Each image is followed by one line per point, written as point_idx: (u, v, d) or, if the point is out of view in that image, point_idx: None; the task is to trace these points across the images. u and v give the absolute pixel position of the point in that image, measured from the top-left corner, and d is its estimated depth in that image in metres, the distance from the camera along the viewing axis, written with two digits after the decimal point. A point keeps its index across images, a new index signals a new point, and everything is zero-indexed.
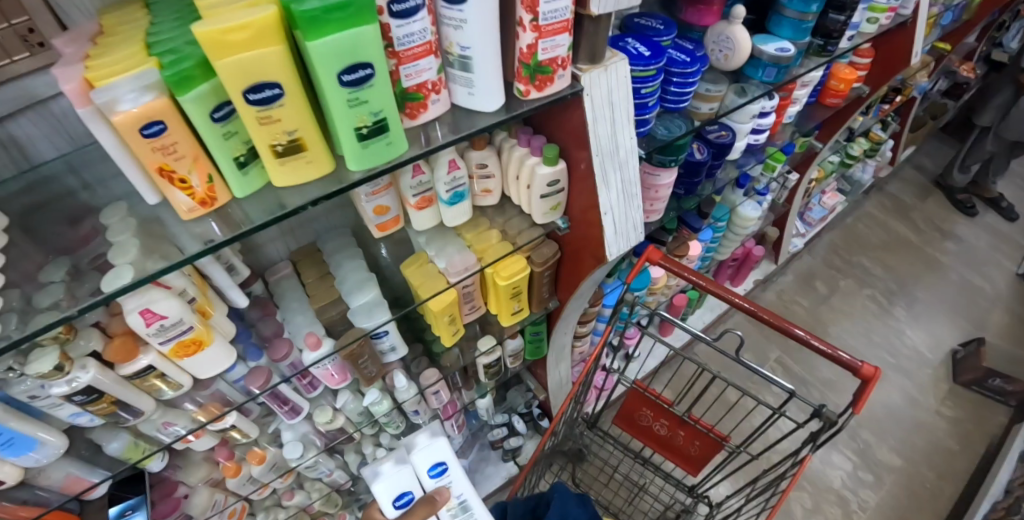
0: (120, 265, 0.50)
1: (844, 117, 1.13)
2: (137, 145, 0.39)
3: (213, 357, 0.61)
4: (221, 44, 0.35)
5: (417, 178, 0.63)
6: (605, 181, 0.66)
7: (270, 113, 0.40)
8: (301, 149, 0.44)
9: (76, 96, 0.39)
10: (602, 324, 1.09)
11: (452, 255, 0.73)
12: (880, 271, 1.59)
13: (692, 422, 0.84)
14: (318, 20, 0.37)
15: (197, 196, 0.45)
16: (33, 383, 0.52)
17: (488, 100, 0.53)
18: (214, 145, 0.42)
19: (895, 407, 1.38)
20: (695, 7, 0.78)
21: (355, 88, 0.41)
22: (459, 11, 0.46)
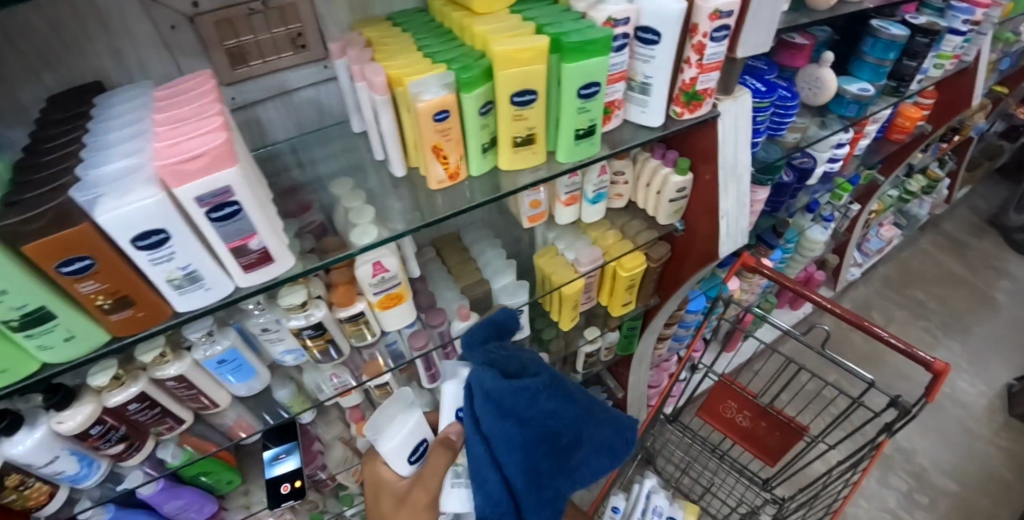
0: (363, 224, 0.61)
1: (906, 153, 1.24)
2: (429, 127, 0.51)
3: (403, 313, 0.71)
4: (514, 61, 0.50)
5: (572, 179, 0.77)
6: (726, 190, 0.78)
7: (523, 113, 0.54)
8: (532, 142, 0.57)
9: (382, 87, 0.52)
10: (683, 329, 1.20)
11: (581, 249, 0.86)
12: (936, 305, 1.67)
13: (776, 413, 0.93)
14: (581, 49, 0.51)
15: (448, 171, 0.56)
16: (269, 317, 0.64)
17: (655, 118, 0.67)
18: (473, 133, 0.55)
19: (950, 435, 1.43)
20: (788, 50, 0.90)
21: (586, 99, 0.55)
22: (651, 50, 0.60)
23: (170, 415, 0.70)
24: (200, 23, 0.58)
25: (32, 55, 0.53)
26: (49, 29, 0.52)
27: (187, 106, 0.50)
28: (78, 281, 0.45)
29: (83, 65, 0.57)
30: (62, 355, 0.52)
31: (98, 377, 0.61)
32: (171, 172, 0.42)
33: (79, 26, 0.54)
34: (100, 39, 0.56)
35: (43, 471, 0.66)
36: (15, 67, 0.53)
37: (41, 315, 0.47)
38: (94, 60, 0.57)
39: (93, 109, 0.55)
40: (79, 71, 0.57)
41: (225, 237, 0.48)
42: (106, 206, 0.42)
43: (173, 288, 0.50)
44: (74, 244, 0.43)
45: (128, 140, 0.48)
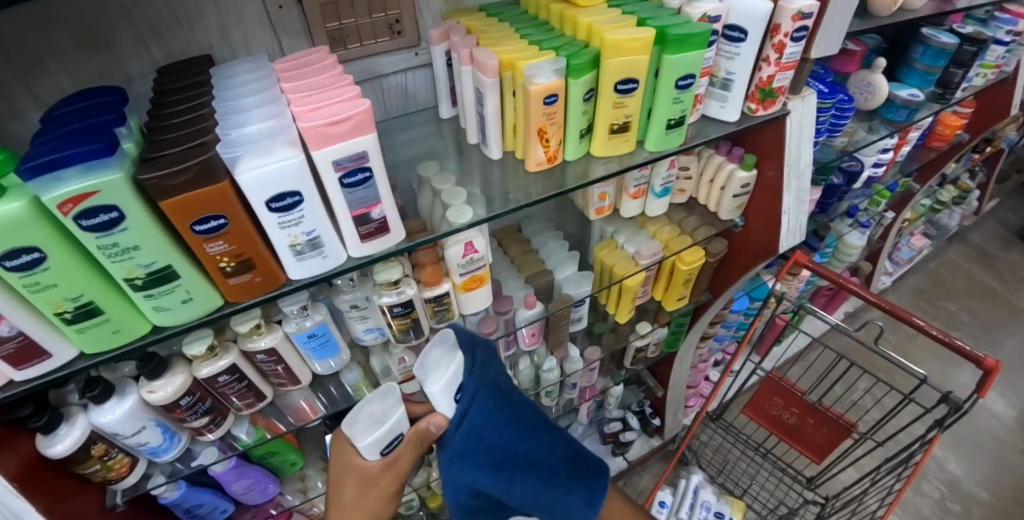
0: (457, 205, 0.64)
1: (942, 162, 1.25)
2: (538, 109, 0.54)
3: (481, 296, 0.73)
4: (623, 49, 0.52)
5: (642, 172, 0.80)
6: (790, 188, 0.81)
7: (624, 101, 0.57)
8: (627, 130, 0.60)
9: (494, 71, 0.55)
10: (725, 330, 1.22)
11: (641, 243, 0.89)
12: (966, 316, 1.68)
13: (824, 409, 0.95)
14: (685, 41, 0.54)
15: (548, 154, 0.59)
16: (357, 295, 0.67)
17: (732, 114, 0.70)
18: (575, 117, 0.57)
19: (982, 445, 1.43)
20: (840, 56, 0.93)
21: (682, 90, 0.58)
22: (736, 47, 0.63)
23: (253, 391, 0.71)
24: (309, 5, 0.61)
25: (147, 28, 0.57)
26: (165, 5, 0.56)
27: (315, 77, 0.52)
28: (208, 241, 0.47)
29: (191, 39, 0.60)
30: (174, 318, 0.54)
31: (195, 347, 0.61)
32: (318, 135, 0.44)
33: (191, 3, 0.57)
34: (210, 14, 0.59)
35: (128, 442, 0.66)
36: (134, 42, 0.57)
37: (165, 273, 0.49)
38: (203, 36, 0.60)
39: (213, 78, 0.57)
40: (186, 45, 0.60)
41: (352, 204, 0.50)
42: (251, 165, 0.44)
43: (294, 254, 0.52)
44: (213, 201, 0.45)
45: (260, 105, 0.50)
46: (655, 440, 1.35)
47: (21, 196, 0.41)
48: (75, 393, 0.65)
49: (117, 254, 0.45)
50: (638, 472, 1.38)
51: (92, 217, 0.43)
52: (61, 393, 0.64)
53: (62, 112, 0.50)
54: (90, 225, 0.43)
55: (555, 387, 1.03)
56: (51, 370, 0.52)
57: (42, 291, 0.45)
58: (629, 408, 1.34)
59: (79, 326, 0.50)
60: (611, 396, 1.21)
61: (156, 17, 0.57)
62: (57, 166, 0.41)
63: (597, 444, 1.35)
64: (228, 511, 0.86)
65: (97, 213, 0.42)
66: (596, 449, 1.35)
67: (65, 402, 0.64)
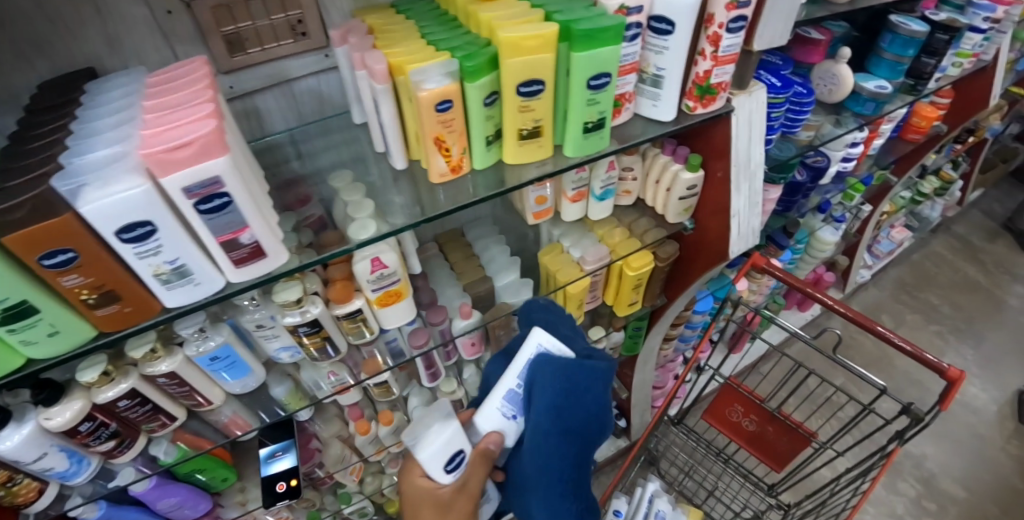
0: (361, 219, 0.59)
1: (920, 154, 1.19)
2: (430, 117, 0.49)
3: (403, 311, 0.68)
4: (519, 47, 0.47)
5: (579, 174, 0.74)
6: (738, 188, 0.75)
7: (529, 104, 0.51)
8: (538, 134, 0.55)
9: (383, 76, 0.49)
10: (690, 330, 1.17)
11: (587, 247, 0.84)
12: (949, 310, 1.63)
13: (783, 418, 0.91)
14: (592, 37, 0.48)
15: (450, 164, 0.54)
16: (262, 313, 0.62)
17: (667, 112, 0.64)
18: (477, 123, 0.52)
19: (960, 442, 1.39)
20: (804, 46, 0.87)
21: (596, 91, 0.52)
22: (664, 40, 0.57)
23: (161, 413, 0.67)
24: (199, 10, 0.56)
25: (24, 40, 0.51)
26: (36, 10, 0.50)
27: (177, 94, 0.48)
28: (60, 275, 0.42)
29: (78, 50, 0.54)
30: (45, 352, 0.49)
31: (86, 373, 0.59)
32: (159, 160, 0.40)
33: (68, 10, 0.51)
34: (94, 24, 0.53)
35: (31, 468, 0.62)
36: (14, 57, 0.52)
37: (24, 308, 0.44)
38: (90, 47, 0.55)
39: (80, 95, 0.52)
40: (71, 57, 0.55)
41: (215, 230, 0.45)
42: (91, 197, 0.39)
43: (160, 283, 0.47)
44: (55, 235, 0.40)
45: (114, 127, 0.46)
46: (622, 441, 1.32)
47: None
48: None
49: None
50: (606, 473, 1.35)
51: None
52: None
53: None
54: None
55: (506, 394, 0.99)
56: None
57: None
58: None
59: None
60: None
61: (32, 28, 0.51)
62: None
63: None
64: None
65: None
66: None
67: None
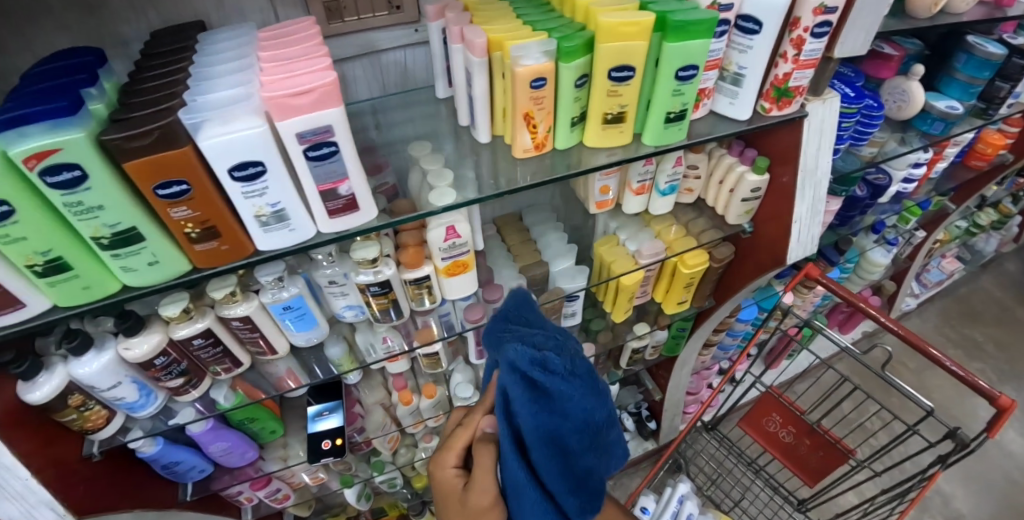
0: (441, 187, 0.61)
1: (982, 182, 1.17)
2: (525, 93, 0.52)
3: (465, 283, 0.71)
4: (619, 33, 0.49)
5: (645, 167, 0.76)
6: (804, 195, 0.75)
7: (618, 89, 0.54)
8: (621, 120, 0.57)
9: (481, 50, 0.52)
10: (731, 338, 1.16)
11: (643, 241, 0.85)
12: (993, 348, 1.56)
13: (822, 432, 0.89)
14: (687, 28, 0.50)
15: (535, 141, 0.57)
16: (335, 271, 0.65)
17: (743, 111, 0.65)
18: (566, 105, 0.55)
19: (993, 482, 1.35)
20: (874, 60, 0.86)
21: (683, 82, 0.55)
22: (750, 40, 0.59)
23: (229, 357, 0.71)
24: None
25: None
26: None
27: (293, 47, 0.50)
28: (171, 206, 0.46)
29: (186, 4, 0.60)
30: (144, 278, 0.53)
31: (170, 307, 0.61)
32: (279, 105, 0.42)
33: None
34: None
35: (104, 396, 0.67)
36: (126, 6, 0.56)
37: (131, 235, 0.48)
38: (198, 4, 0.60)
39: (197, 45, 0.56)
40: (181, 11, 0.60)
41: (317, 178, 0.48)
42: (214, 133, 0.42)
43: (259, 224, 0.50)
44: (175, 166, 0.43)
45: (232, 73, 0.49)
46: (649, 443, 1.31)
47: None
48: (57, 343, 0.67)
49: (82, 213, 0.45)
50: (629, 474, 1.35)
51: (56, 175, 0.42)
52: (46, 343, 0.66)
53: (41, 70, 0.48)
54: (56, 182, 0.43)
55: None
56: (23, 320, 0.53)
57: (10, 244, 0.46)
58: (625, 408, 1.31)
59: (49, 280, 0.50)
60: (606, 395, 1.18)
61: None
62: (21, 122, 0.40)
63: None
64: (206, 470, 0.87)
65: (60, 170, 0.42)
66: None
67: (47, 352, 0.66)
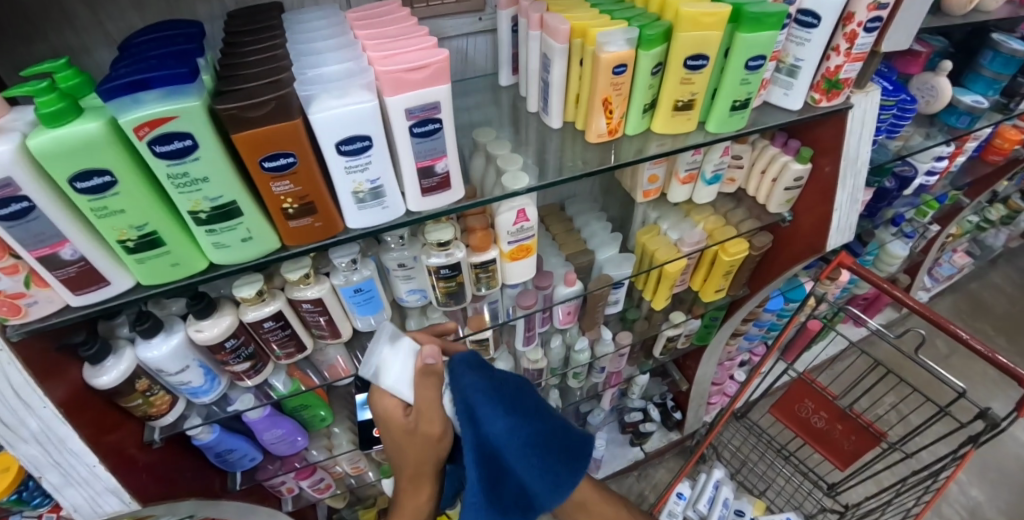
0: (513, 171, 0.63)
1: (995, 178, 1.23)
2: (606, 78, 0.54)
3: (526, 267, 0.73)
4: (699, 23, 0.52)
5: (694, 157, 0.78)
6: (845, 184, 0.78)
7: (692, 77, 0.56)
8: (691, 107, 0.60)
9: (563, 36, 0.55)
10: (759, 327, 1.19)
11: (685, 230, 0.87)
12: (1004, 342, 1.60)
13: (855, 417, 0.91)
14: (761, 20, 0.53)
15: (610, 126, 0.60)
16: (405, 254, 0.67)
17: (794, 101, 0.68)
18: (640, 91, 0.57)
19: (1007, 471, 1.40)
20: (904, 58, 0.90)
21: (751, 72, 0.57)
22: (808, 33, 0.62)
23: (294, 340, 0.72)
24: None
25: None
26: None
27: (391, 29, 0.53)
28: (275, 179, 0.47)
29: None
30: (233, 256, 0.53)
31: (243, 289, 0.62)
32: (396, 80, 0.45)
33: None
34: None
35: (171, 380, 0.67)
36: None
37: (229, 209, 0.48)
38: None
39: (284, 25, 0.57)
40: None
41: (417, 154, 0.50)
42: (328, 106, 0.44)
43: (355, 201, 0.52)
44: (285, 138, 0.44)
45: (337, 50, 0.51)
46: (674, 434, 1.34)
47: (98, 117, 0.41)
48: (124, 326, 0.65)
49: (186, 185, 0.45)
50: (654, 465, 1.37)
51: (166, 144, 0.42)
52: (110, 324, 0.65)
53: (141, 40, 0.49)
54: (164, 151, 0.42)
55: (582, 369, 1.03)
56: (108, 298, 0.51)
57: (107, 217, 0.45)
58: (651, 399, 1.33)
59: (140, 256, 0.49)
60: (636, 384, 1.21)
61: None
62: (139, 88, 0.40)
63: (614, 433, 1.35)
64: (256, 459, 0.88)
65: (171, 139, 0.42)
66: (614, 437, 1.35)
67: (114, 335, 0.65)
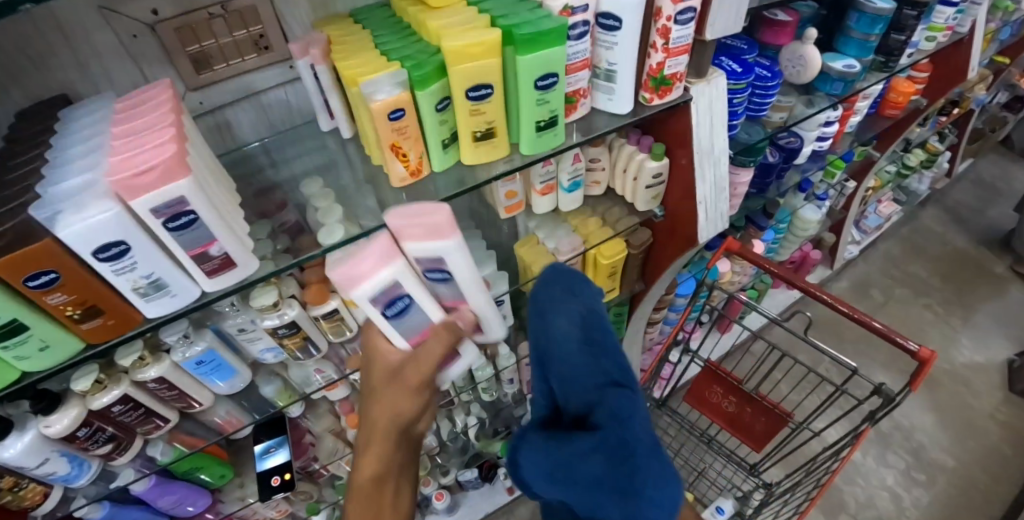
0: (331, 224, 0.62)
1: (900, 128, 1.20)
2: (384, 126, 0.51)
3: (378, 309, 0.72)
4: (463, 54, 0.49)
5: (546, 168, 0.76)
6: (702, 175, 0.77)
7: (480, 108, 0.54)
8: (492, 136, 0.57)
9: (318, 56, 0.58)
10: (674, 313, 1.21)
11: (561, 238, 0.86)
12: (937, 283, 1.64)
13: (759, 399, 0.93)
14: (534, 40, 0.50)
15: (409, 169, 0.57)
16: (243, 318, 0.65)
17: (622, 105, 0.66)
18: (432, 129, 0.54)
19: (944, 406, 1.41)
20: (771, 29, 0.86)
21: (544, 91, 0.54)
22: (612, 36, 0.59)
23: (154, 416, 0.70)
24: (162, 31, 0.58)
25: (3, 74, 0.54)
26: (10, 45, 0.52)
27: (143, 119, 0.50)
28: (45, 294, 0.45)
29: (49, 78, 0.56)
30: (37, 364, 0.51)
31: (80, 382, 0.61)
32: (349, 280, 0.53)
33: (43, 41, 0.53)
34: (65, 53, 0.55)
35: (34, 473, 0.63)
36: None
37: (15, 325, 0.46)
38: (61, 72, 0.57)
39: (56, 127, 0.54)
40: (44, 83, 0.57)
41: (185, 244, 0.49)
42: (66, 222, 0.42)
43: (138, 296, 0.51)
44: (40, 258, 0.42)
45: (86, 155, 0.48)
46: None
47: None
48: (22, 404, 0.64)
49: None
50: None
51: (30, 279, 0.44)
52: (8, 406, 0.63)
53: None
54: (31, 285, 0.44)
55: (491, 383, 1.04)
56: None
57: None
58: None
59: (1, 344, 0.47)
60: None
61: (5, 65, 0.53)
62: None
63: None
64: None
65: (38, 274, 0.43)
66: None
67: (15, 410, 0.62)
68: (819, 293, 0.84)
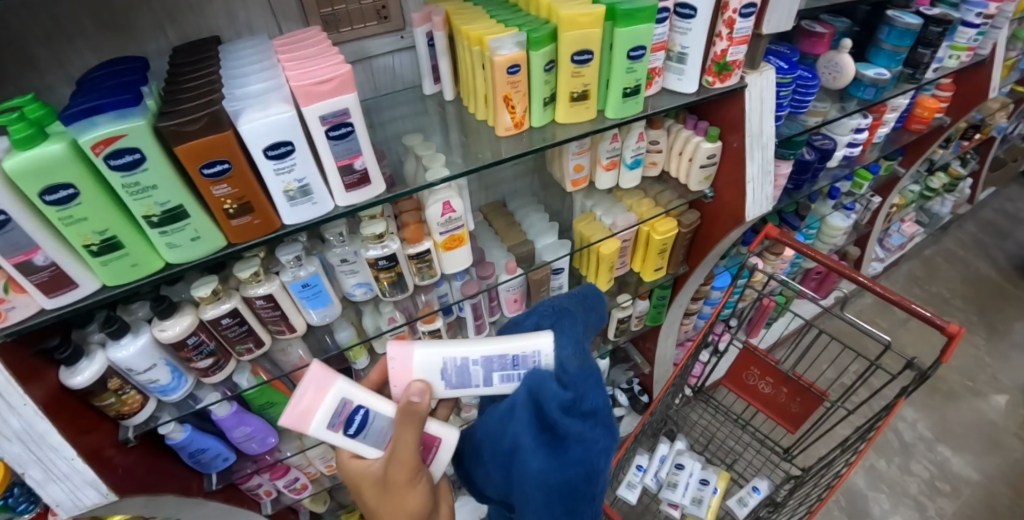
0: (434, 167, 0.71)
1: (925, 144, 1.29)
2: (503, 78, 0.61)
3: (461, 256, 0.81)
4: (574, 22, 0.59)
5: (612, 144, 0.85)
6: (751, 156, 0.85)
7: (580, 71, 0.64)
8: (586, 98, 0.67)
9: (439, 24, 0.69)
10: (709, 307, 1.28)
11: (617, 215, 0.95)
12: (961, 303, 1.70)
13: (796, 377, 0.99)
14: (632, 15, 0.60)
15: (514, 120, 0.67)
16: (346, 249, 0.74)
17: (689, 85, 0.76)
18: (538, 86, 0.65)
19: (971, 422, 1.44)
20: (809, 39, 0.98)
21: (634, 61, 0.64)
22: (687, 23, 0.70)
23: (252, 335, 0.77)
24: None
25: (166, 13, 0.64)
26: None
27: (307, 50, 0.60)
28: (213, 184, 0.53)
29: (201, 23, 0.67)
30: (184, 256, 0.59)
31: (200, 289, 0.68)
32: (303, 417, 0.56)
33: None
34: (217, 0, 0.66)
35: (141, 378, 0.71)
36: (151, 26, 0.64)
37: (178, 212, 0.54)
38: (211, 19, 0.67)
39: (221, 55, 0.64)
40: (198, 27, 0.67)
41: (336, 155, 0.58)
42: (251, 118, 0.51)
43: (286, 199, 0.59)
44: (221, 150, 0.51)
45: (258, 74, 0.58)
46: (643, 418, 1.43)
47: (61, 140, 0.47)
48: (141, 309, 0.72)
49: (137, 193, 0.51)
50: None
51: (207, 168, 0.52)
52: (129, 310, 0.71)
53: (96, 75, 0.55)
54: (204, 174, 0.53)
55: None
56: (79, 300, 0.56)
57: (139, 194, 0.51)
58: (618, 385, 1.43)
59: (162, 230, 0.55)
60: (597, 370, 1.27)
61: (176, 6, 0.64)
62: (93, 113, 0.47)
63: None
64: (229, 459, 0.94)
65: (213, 164, 0.52)
66: None
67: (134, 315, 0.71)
68: (866, 280, 0.91)
